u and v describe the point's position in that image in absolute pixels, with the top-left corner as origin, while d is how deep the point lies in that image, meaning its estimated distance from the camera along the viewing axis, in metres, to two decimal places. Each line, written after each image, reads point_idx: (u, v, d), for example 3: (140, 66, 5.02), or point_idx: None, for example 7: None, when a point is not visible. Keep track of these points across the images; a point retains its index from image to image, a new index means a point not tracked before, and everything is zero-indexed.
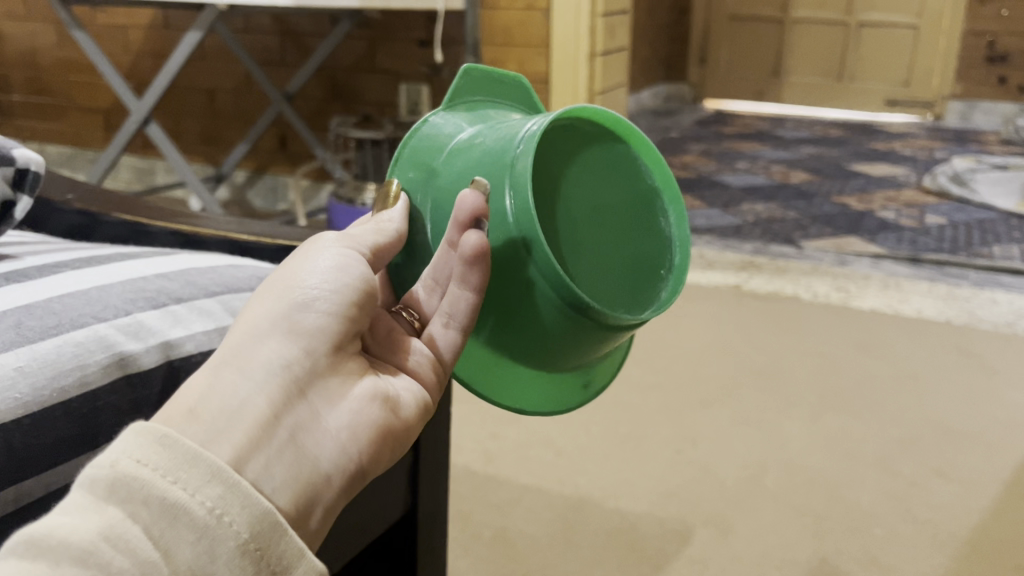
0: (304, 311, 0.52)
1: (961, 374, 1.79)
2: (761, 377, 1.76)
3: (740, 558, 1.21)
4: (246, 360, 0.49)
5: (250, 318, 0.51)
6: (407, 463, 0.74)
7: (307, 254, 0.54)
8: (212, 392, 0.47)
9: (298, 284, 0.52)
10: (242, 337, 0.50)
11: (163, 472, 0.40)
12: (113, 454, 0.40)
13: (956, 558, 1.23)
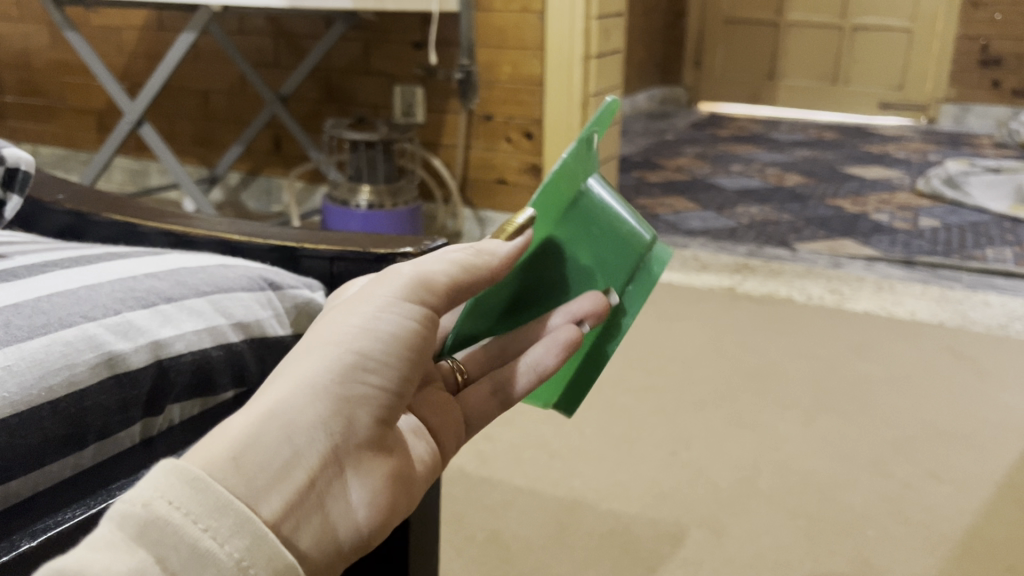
0: (355, 373, 0.48)
1: (954, 375, 1.79)
2: (755, 379, 1.76)
3: (733, 559, 1.21)
4: (293, 415, 0.45)
5: (298, 368, 0.47)
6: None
7: (361, 305, 0.51)
8: (258, 444, 0.44)
9: (353, 343, 0.49)
10: (289, 389, 0.46)
11: (195, 518, 0.39)
12: (146, 491, 0.39)
13: (948, 559, 1.23)
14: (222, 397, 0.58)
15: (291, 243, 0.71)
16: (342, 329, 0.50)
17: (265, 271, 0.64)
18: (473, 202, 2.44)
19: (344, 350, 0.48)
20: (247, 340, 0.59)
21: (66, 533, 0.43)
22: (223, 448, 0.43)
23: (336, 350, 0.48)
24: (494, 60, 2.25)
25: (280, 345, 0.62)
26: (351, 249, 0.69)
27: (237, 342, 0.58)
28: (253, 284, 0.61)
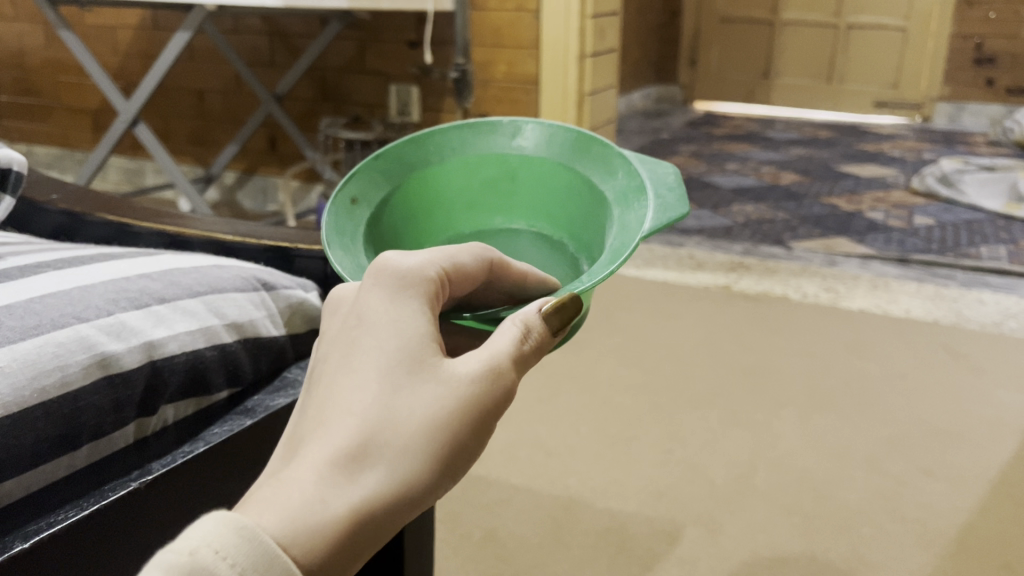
0: (448, 479, 0.44)
1: (947, 373, 1.80)
2: (750, 377, 1.76)
3: (729, 557, 1.21)
4: (382, 522, 0.42)
5: (402, 464, 0.42)
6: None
7: (474, 389, 0.45)
8: (345, 553, 0.41)
9: (457, 444, 0.44)
10: (386, 488, 0.42)
11: (239, 569, 0.37)
12: (191, 539, 0.37)
13: (943, 557, 1.23)
14: (216, 397, 0.57)
15: (284, 243, 0.71)
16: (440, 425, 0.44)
17: (260, 271, 0.63)
18: None
19: (445, 453, 0.44)
20: (241, 340, 0.57)
21: (61, 534, 0.43)
22: (317, 547, 0.39)
23: (437, 448, 0.43)
24: (490, 58, 2.25)
25: (274, 345, 0.60)
26: None
27: (231, 343, 0.57)
28: (247, 284, 0.60)
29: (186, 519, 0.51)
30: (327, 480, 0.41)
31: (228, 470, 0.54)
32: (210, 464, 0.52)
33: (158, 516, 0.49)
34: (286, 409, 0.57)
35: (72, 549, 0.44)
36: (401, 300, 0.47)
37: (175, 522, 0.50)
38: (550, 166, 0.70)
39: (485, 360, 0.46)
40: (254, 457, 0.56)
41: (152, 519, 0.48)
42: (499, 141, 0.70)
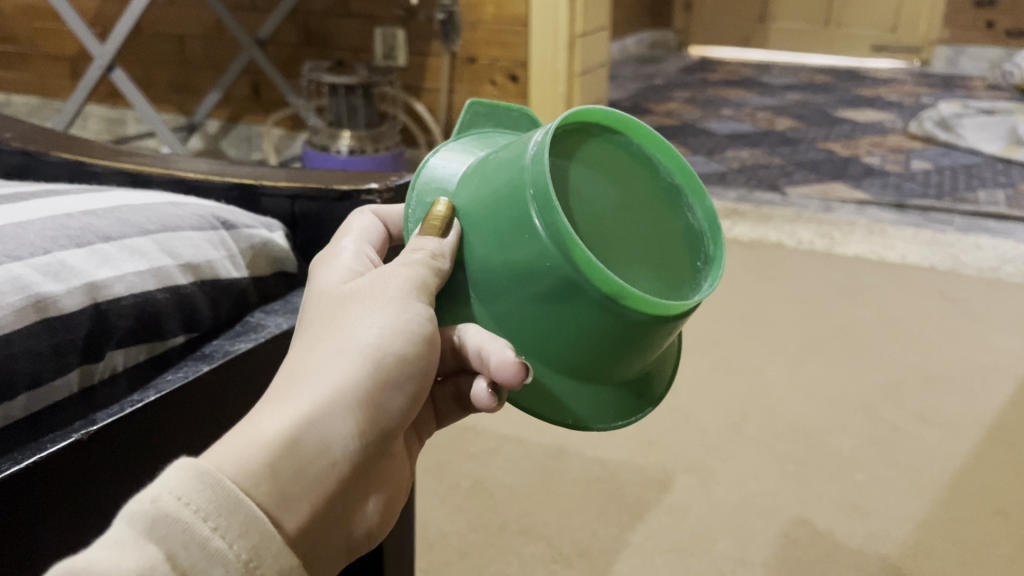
0: (387, 388, 0.46)
1: (943, 318, 1.77)
2: (744, 323, 1.73)
3: (721, 504, 1.20)
4: (333, 433, 0.43)
5: (338, 372, 0.44)
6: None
7: (394, 294, 0.48)
8: (301, 467, 0.41)
9: (389, 347, 0.46)
10: (328, 397, 0.43)
11: (204, 515, 0.35)
12: (150, 488, 0.35)
13: (938, 502, 1.22)
14: (172, 343, 0.51)
15: (249, 181, 0.66)
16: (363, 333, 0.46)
17: (219, 209, 0.57)
18: None
19: (380, 357, 0.46)
20: (198, 282, 0.52)
21: None
22: (264, 461, 0.39)
23: (370, 351, 0.45)
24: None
25: (235, 288, 0.56)
26: (310, 186, 0.64)
27: (187, 285, 0.51)
28: (204, 225, 0.55)
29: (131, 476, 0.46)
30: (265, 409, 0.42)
31: (183, 421, 0.49)
32: (159, 416, 0.47)
33: (97, 476, 0.44)
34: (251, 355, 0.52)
35: (5, 513, 0.39)
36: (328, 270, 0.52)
37: (118, 479, 0.45)
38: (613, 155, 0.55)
39: (408, 266, 0.49)
40: (211, 408, 0.50)
41: (95, 478, 0.44)
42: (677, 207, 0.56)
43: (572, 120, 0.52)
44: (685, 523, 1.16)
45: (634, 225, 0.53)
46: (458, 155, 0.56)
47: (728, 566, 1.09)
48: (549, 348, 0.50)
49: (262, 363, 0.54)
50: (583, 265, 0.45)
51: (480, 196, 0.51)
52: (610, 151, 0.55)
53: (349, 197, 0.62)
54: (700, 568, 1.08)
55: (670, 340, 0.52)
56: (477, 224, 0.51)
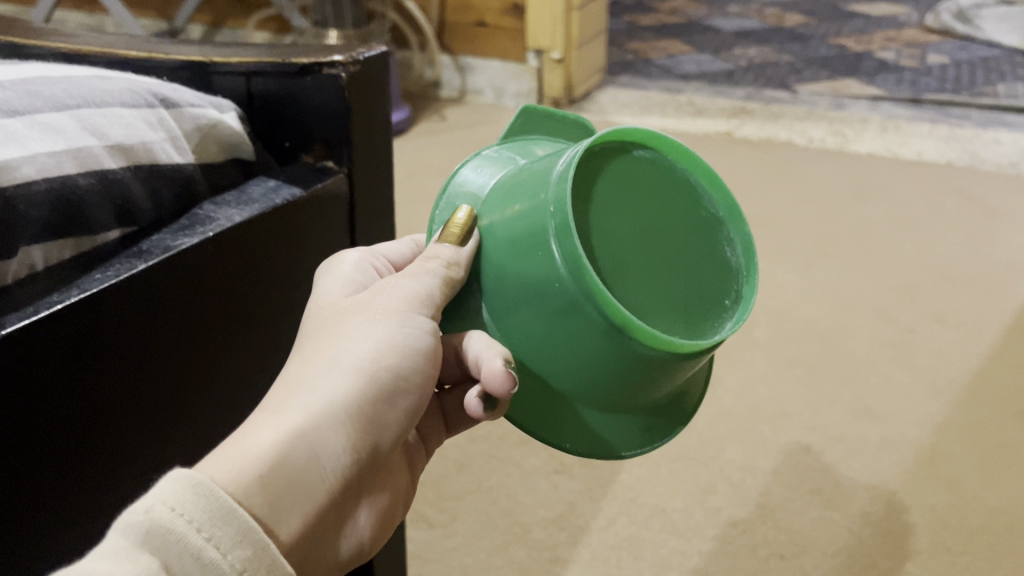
0: (382, 402, 0.46)
1: (961, 216, 1.70)
2: (753, 224, 1.66)
3: (729, 411, 1.15)
4: (324, 447, 0.43)
5: (334, 387, 0.44)
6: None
7: (398, 309, 0.47)
8: (292, 480, 0.41)
9: (387, 362, 0.46)
10: (323, 410, 0.43)
11: (199, 527, 0.36)
12: (146, 498, 0.36)
13: (956, 404, 1.17)
14: (103, 239, 0.45)
15: (202, 57, 0.58)
16: (361, 351, 0.46)
17: (156, 84, 0.50)
18: (452, 49, 2.29)
19: (376, 372, 0.45)
20: (133, 167, 0.45)
21: None
22: (253, 471, 0.40)
23: (366, 365, 0.45)
24: None
25: (178, 176, 0.49)
26: (268, 61, 0.55)
27: (119, 170, 0.44)
28: (136, 99, 0.47)
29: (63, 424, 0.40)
30: (262, 421, 0.43)
31: (124, 355, 0.43)
32: (95, 343, 0.41)
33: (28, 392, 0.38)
34: (204, 280, 0.47)
35: None
36: (333, 284, 0.51)
37: (51, 427, 0.40)
38: (654, 174, 0.50)
39: (417, 276, 0.48)
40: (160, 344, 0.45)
41: (22, 390, 0.38)
42: (710, 241, 0.51)
43: (616, 139, 0.49)
44: (692, 431, 1.11)
45: (665, 253, 0.49)
46: (492, 162, 0.53)
47: (736, 474, 1.04)
48: (554, 369, 0.47)
49: (217, 296, 0.48)
50: (588, 289, 0.43)
51: (502, 211, 0.49)
52: (649, 169, 0.50)
53: (311, 72, 0.54)
54: (707, 477, 1.04)
55: (679, 378, 0.49)
56: (493, 240, 0.49)
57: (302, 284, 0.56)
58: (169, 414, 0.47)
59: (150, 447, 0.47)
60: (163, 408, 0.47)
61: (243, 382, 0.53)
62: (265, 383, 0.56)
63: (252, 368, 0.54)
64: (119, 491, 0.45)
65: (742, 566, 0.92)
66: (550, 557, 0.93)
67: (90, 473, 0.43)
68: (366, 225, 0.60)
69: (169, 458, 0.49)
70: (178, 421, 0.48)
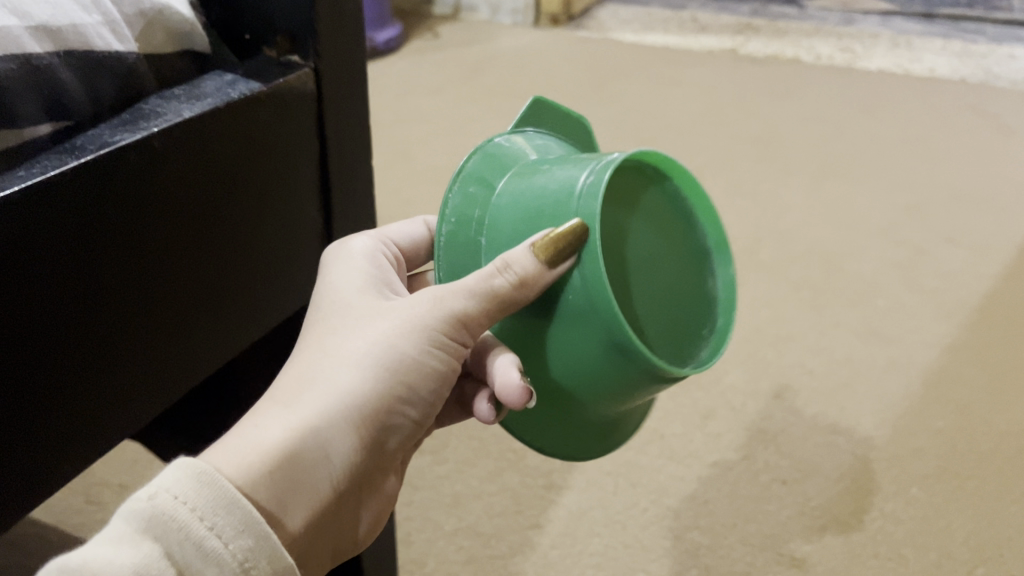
0: (395, 404, 0.44)
1: (974, 134, 1.63)
2: (757, 144, 1.59)
3: (731, 335, 1.11)
4: (334, 442, 0.41)
5: (341, 385, 0.42)
6: (318, 212, 0.56)
7: (415, 312, 0.45)
8: (300, 475, 0.40)
9: (403, 362, 0.44)
10: (333, 406, 0.42)
11: (201, 514, 0.35)
12: (150, 484, 0.35)
13: (965, 327, 1.13)
14: (32, 134, 0.40)
15: None
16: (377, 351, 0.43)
17: None
18: None
19: (390, 370, 0.43)
20: (62, 53, 0.40)
21: None
22: (264, 463, 0.38)
23: (380, 363, 0.43)
24: None
25: (121, 67, 0.43)
26: None
27: (46, 56, 0.39)
28: None
29: (28, 375, 0.38)
30: (267, 417, 0.41)
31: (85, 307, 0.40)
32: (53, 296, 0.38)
33: None
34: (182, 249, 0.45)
35: None
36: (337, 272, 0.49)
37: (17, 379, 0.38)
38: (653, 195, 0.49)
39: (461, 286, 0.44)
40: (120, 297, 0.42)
41: None
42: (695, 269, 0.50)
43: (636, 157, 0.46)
44: None
45: (654, 276, 0.47)
46: (501, 156, 0.49)
47: (737, 399, 1.01)
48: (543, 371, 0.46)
49: (182, 250, 0.45)
50: (604, 310, 0.41)
51: (519, 210, 0.46)
52: (651, 193, 0.49)
53: None
54: (707, 402, 1.00)
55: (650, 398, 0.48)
56: (502, 240, 0.46)
57: (265, 196, 0.50)
58: (127, 369, 0.44)
59: (109, 406, 0.43)
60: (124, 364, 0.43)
61: (209, 342, 0.50)
62: (234, 336, 0.52)
63: (220, 322, 0.50)
64: (69, 445, 0.42)
65: (743, 493, 0.89)
66: (545, 484, 0.90)
67: (26, 425, 0.39)
68: (335, 132, 0.54)
69: (129, 417, 0.45)
70: (137, 374, 0.45)
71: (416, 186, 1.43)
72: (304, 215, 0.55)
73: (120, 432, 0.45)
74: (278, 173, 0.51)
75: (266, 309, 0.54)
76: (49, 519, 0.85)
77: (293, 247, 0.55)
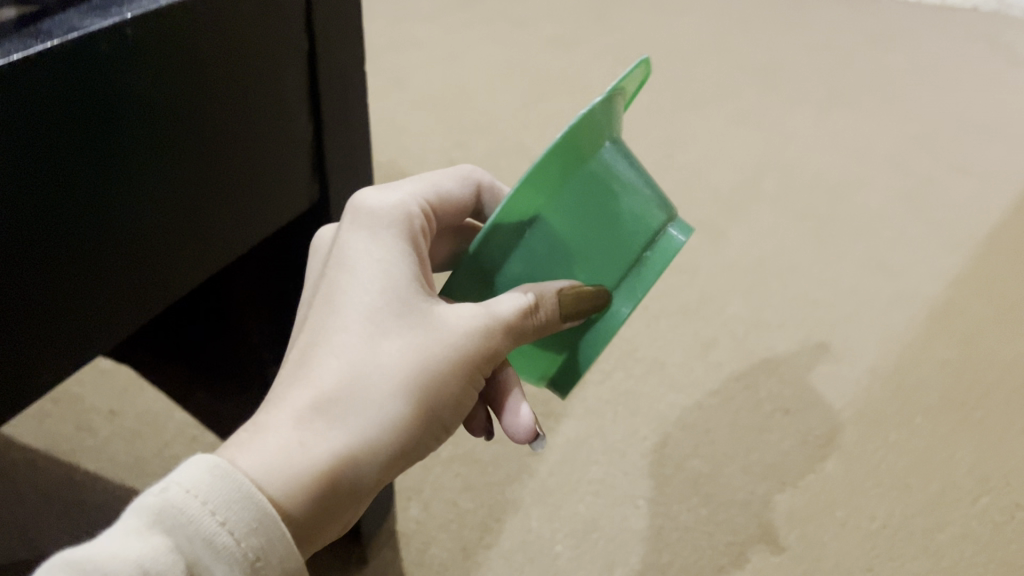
0: (429, 424, 0.42)
1: (986, 64, 1.59)
2: (764, 73, 1.55)
3: (735, 265, 1.08)
4: (368, 464, 0.40)
5: (381, 401, 0.40)
6: (307, 117, 0.53)
7: (461, 324, 0.42)
8: (331, 498, 0.39)
9: (443, 382, 0.42)
10: (372, 425, 0.40)
11: (213, 508, 0.33)
12: (165, 477, 0.34)
13: (974, 258, 1.11)
14: None
15: None
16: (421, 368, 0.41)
17: None
18: None
19: (429, 390, 0.41)
20: None
21: None
22: (308, 489, 0.37)
23: (421, 380, 0.41)
24: None
25: None
26: None
27: None
28: None
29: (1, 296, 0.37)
30: (306, 426, 0.39)
31: (50, 258, 0.38)
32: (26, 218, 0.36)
33: None
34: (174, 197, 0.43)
35: None
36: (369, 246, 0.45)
37: None
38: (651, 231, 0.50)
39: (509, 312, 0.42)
40: (82, 247, 0.40)
41: None
42: None
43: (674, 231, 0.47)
44: (695, 285, 1.05)
45: None
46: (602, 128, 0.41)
47: (741, 329, 0.99)
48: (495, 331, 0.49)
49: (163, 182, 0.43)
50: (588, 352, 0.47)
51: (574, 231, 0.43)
52: None
53: None
54: (709, 331, 0.98)
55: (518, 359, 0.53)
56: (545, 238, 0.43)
57: (249, 94, 0.47)
58: (99, 292, 0.42)
59: (85, 316, 0.42)
60: (90, 301, 0.42)
61: (188, 264, 0.48)
62: (210, 257, 0.50)
63: (195, 246, 0.48)
64: (32, 354, 0.40)
65: (744, 421, 0.87)
66: (544, 412, 0.88)
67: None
68: (324, 22, 0.50)
69: (105, 330, 0.44)
70: (103, 297, 0.43)
71: (412, 115, 1.39)
72: (291, 122, 0.51)
73: (85, 347, 0.43)
74: (261, 69, 0.47)
75: (254, 219, 0.52)
76: (40, 445, 0.84)
77: (281, 154, 0.52)
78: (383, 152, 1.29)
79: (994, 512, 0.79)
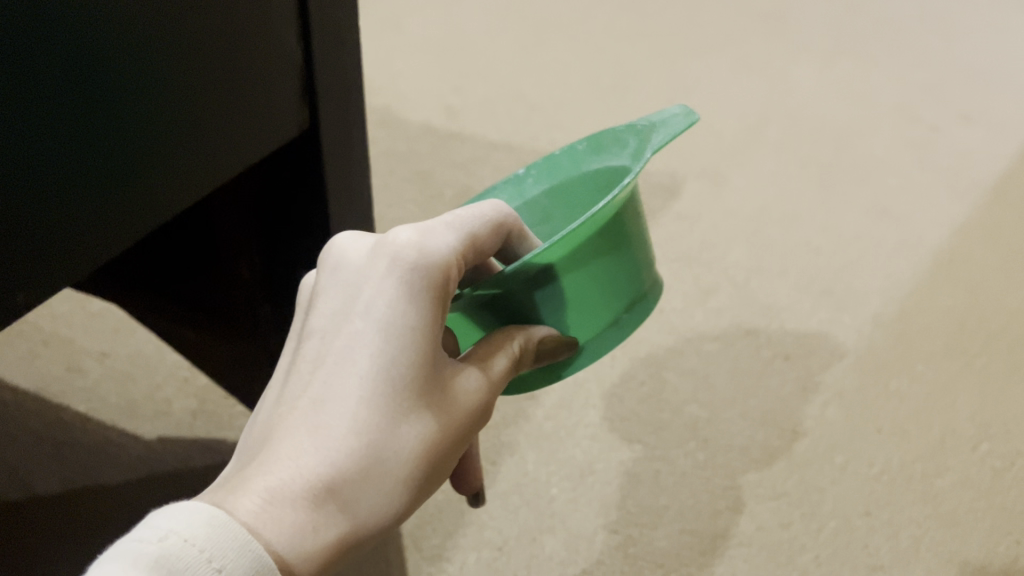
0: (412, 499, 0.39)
1: (994, 11, 1.55)
2: (767, 19, 1.51)
3: (736, 211, 1.07)
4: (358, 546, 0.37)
5: (392, 484, 0.37)
6: (297, 36, 0.50)
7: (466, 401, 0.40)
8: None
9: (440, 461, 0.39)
10: (379, 508, 0.36)
11: (211, 556, 0.31)
12: (161, 523, 0.31)
13: (978, 205, 1.09)
14: None
15: None
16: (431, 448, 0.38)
17: None
18: None
19: (430, 469, 0.38)
20: None
21: None
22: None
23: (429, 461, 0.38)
24: None
25: None
26: None
27: None
28: None
29: None
30: (321, 505, 0.35)
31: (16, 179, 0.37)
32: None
33: None
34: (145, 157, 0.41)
35: None
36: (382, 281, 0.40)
37: None
38: None
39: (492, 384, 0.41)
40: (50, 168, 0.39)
41: None
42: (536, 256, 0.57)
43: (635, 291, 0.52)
44: (695, 232, 1.03)
45: None
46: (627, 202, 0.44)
47: (741, 275, 0.97)
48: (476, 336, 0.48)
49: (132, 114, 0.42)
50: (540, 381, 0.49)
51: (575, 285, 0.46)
52: None
53: None
54: (709, 278, 0.97)
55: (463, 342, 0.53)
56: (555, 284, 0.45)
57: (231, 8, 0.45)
58: (75, 220, 0.41)
59: (62, 241, 0.41)
60: (14, 230, 0.38)
61: (170, 195, 0.46)
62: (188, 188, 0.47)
63: (148, 185, 0.44)
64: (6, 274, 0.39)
65: (744, 367, 0.86)
66: None
67: None
68: None
69: (85, 255, 0.43)
70: (80, 222, 0.41)
71: (408, 59, 1.36)
72: (279, 41, 0.49)
73: (64, 270, 0.42)
74: None
75: (240, 146, 0.50)
76: (29, 386, 0.83)
77: (268, 76, 0.49)
78: (378, 96, 1.27)
79: (994, 459, 0.78)
